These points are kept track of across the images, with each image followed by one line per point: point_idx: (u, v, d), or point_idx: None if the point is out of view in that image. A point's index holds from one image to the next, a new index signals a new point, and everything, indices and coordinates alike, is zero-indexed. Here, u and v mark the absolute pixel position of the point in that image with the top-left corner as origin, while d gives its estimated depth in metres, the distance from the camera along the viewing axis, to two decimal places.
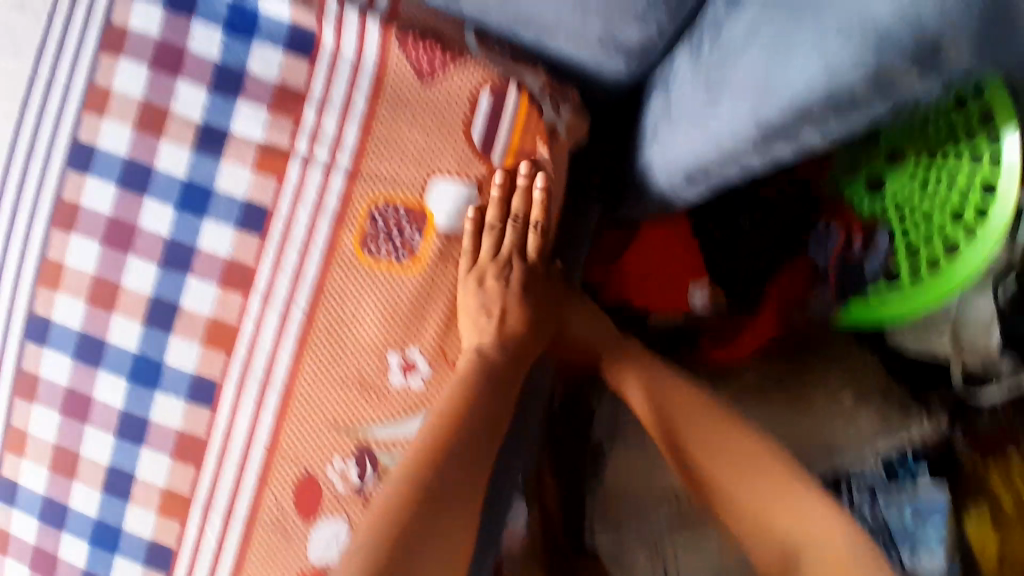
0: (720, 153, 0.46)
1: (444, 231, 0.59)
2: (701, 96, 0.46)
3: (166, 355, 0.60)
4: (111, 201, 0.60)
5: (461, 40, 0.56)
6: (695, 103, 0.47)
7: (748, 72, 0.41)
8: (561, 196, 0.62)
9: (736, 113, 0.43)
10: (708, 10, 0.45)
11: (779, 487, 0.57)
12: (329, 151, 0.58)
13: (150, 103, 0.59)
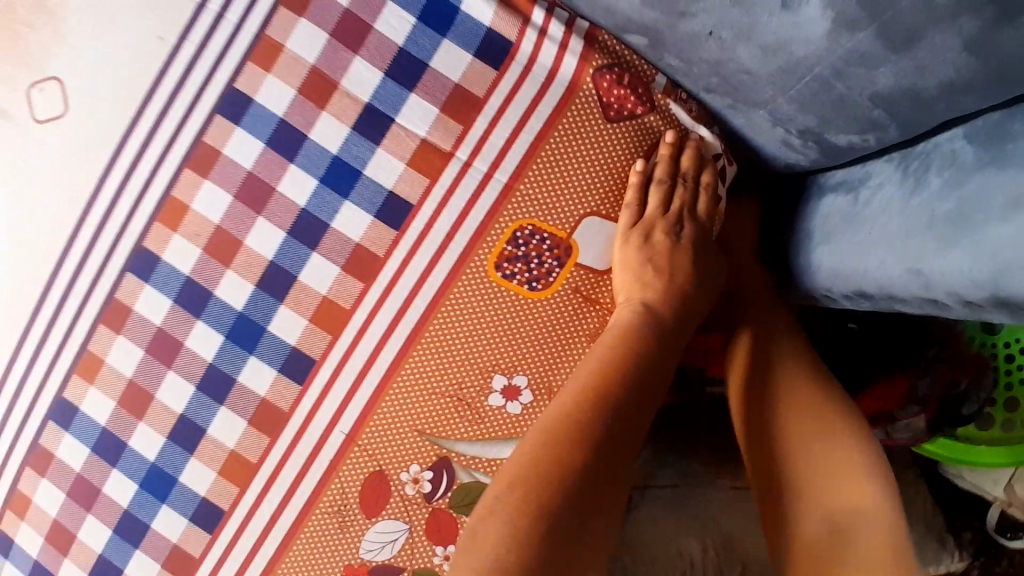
0: (921, 290, 0.44)
1: (584, 265, 0.60)
2: (913, 223, 0.44)
3: (271, 323, 0.58)
4: (256, 155, 0.57)
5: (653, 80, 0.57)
6: (901, 229, 0.45)
7: (997, 238, 0.38)
8: (702, 258, 0.62)
9: (960, 266, 0.40)
10: (940, 138, 0.44)
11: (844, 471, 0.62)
12: (489, 164, 0.58)
13: (320, 70, 0.57)
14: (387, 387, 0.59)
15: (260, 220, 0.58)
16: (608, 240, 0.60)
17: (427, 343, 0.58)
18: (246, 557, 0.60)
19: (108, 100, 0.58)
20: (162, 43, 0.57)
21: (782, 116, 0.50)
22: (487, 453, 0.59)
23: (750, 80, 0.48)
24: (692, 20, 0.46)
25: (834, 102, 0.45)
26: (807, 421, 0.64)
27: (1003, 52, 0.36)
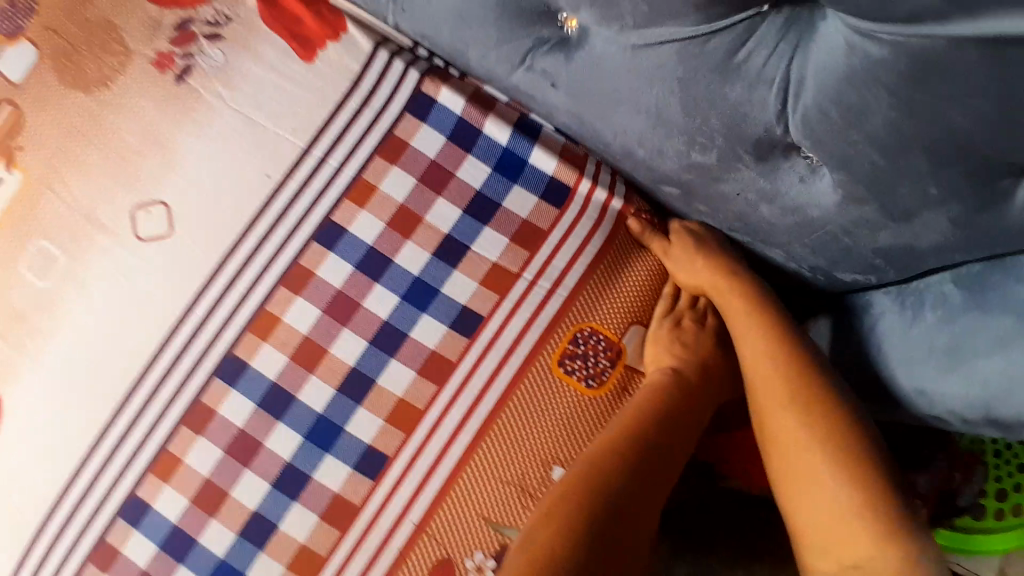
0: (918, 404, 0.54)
1: (631, 365, 0.68)
2: (914, 347, 0.54)
3: (349, 424, 0.64)
4: (345, 277, 0.66)
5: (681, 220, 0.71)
6: (901, 350, 0.55)
7: (988, 372, 0.48)
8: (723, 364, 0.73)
9: (955, 390, 0.50)
10: (929, 281, 0.54)
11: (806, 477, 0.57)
12: (550, 283, 0.67)
13: (407, 206, 0.68)
14: (452, 486, 0.64)
15: (345, 331, 0.66)
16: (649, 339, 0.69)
17: (493, 438, 0.65)
18: None
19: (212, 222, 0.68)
20: (270, 180, 0.67)
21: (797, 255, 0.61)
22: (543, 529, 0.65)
23: (768, 228, 0.59)
24: (723, 183, 0.57)
25: (844, 252, 0.56)
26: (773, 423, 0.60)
27: (984, 226, 0.46)
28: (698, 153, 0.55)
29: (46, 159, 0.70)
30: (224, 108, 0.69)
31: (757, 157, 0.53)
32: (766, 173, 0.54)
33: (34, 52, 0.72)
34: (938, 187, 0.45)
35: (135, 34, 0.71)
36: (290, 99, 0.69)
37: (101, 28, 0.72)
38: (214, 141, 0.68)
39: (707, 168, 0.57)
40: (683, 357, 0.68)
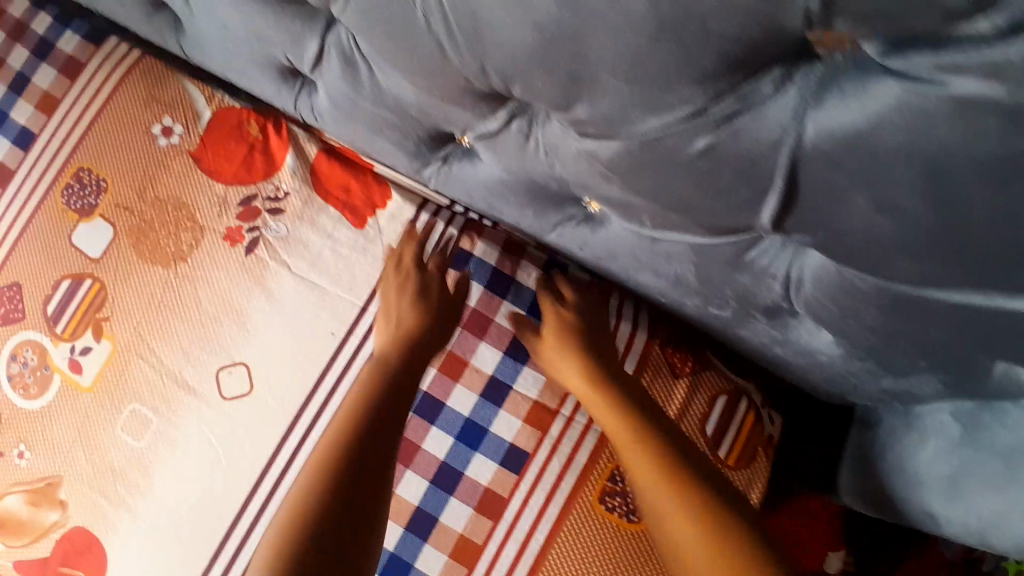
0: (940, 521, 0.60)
1: None
2: (935, 468, 0.60)
3: (417, 560, 0.72)
4: (405, 421, 0.76)
5: (705, 356, 0.77)
6: (922, 470, 0.62)
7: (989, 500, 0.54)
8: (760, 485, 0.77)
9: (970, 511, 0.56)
10: (933, 415, 0.61)
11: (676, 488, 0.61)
12: (587, 417, 0.75)
13: (453, 352, 0.77)
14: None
15: (407, 471, 0.75)
16: None
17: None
18: None
19: (287, 379, 0.78)
20: (333, 338, 0.78)
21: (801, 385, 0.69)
22: None
23: (783, 361, 0.68)
24: (739, 329, 0.66)
25: (850, 384, 0.64)
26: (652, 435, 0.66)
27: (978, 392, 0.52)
28: (716, 309, 0.64)
29: (133, 331, 0.79)
30: (288, 276, 0.79)
31: (768, 317, 0.61)
32: (776, 327, 0.62)
33: (109, 231, 0.80)
34: (926, 361, 0.51)
35: (206, 213, 0.80)
36: (348, 266, 0.80)
37: (173, 207, 0.80)
38: (285, 309, 0.79)
39: (724, 317, 0.65)
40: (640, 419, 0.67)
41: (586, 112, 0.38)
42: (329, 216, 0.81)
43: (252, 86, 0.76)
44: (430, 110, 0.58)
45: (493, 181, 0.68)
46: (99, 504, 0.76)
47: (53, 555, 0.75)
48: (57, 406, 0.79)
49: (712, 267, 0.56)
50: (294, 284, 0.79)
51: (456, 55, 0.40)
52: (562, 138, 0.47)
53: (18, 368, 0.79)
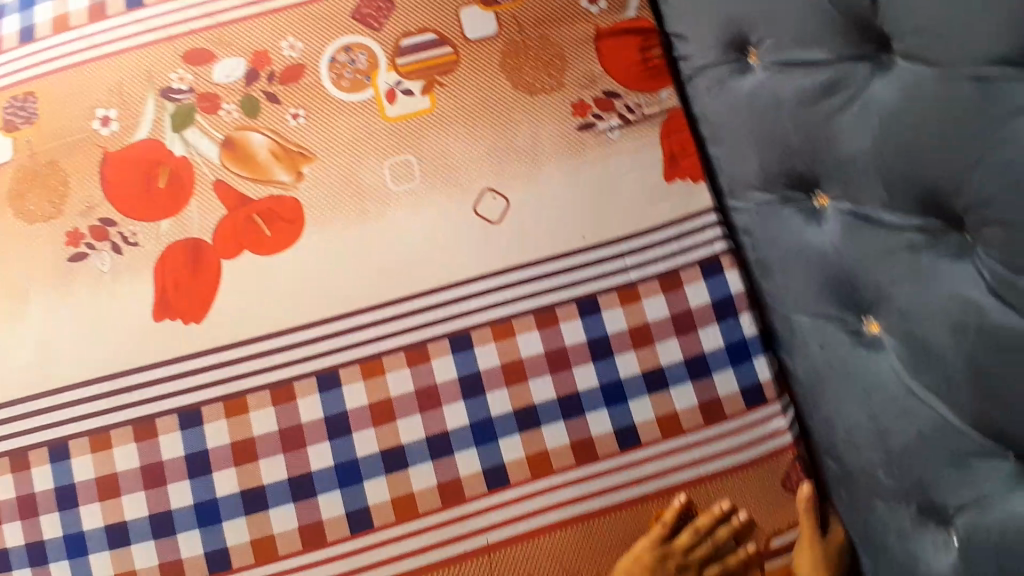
0: None
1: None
2: None
3: (503, 439, 0.81)
4: (576, 340, 0.83)
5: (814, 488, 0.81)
6: None
7: None
8: None
9: None
10: None
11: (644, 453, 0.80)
12: (702, 453, 0.82)
13: (650, 327, 0.83)
14: (518, 541, 0.80)
15: (547, 375, 0.82)
16: (731, 430, 0.82)
17: (561, 534, 0.80)
18: (366, 560, 0.80)
19: (534, 239, 0.84)
20: (582, 240, 0.85)
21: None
22: None
23: (880, 552, 0.74)
24: (877, 500, 0.73)
25: None
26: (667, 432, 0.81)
27: None
28: (885, 475, 0.71)
29: (454, 108, 0.87)
30: (558, 189, 0.86)
31: (919, 511, 0.68)
32: (914, 525, 0.69)
33: (494, 29, 0.89)
34: None
35: (573, 80, 0.88)
36: (617, 203, 0.86)
37: (550, 51, 0.88)
38: (541, 208, 0.85)
39: (881, 483, 0.72)
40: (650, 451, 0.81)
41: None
42: (626, 160, 0.87)
43: (688, 46, 0.84)
44: (845, 169, 0.65)
45: (806, 248, 0.74)
46: (333, 205, 0.84)
47: (256, 202, 0.85)
48: (354, 107, 0.88)
49: (930, 447, 0.65)
50: (556, 198, 0.85)
51: (993, 189, 0.52)
52: (951, 280, 0.58)
53: (343, 59, 0.89)
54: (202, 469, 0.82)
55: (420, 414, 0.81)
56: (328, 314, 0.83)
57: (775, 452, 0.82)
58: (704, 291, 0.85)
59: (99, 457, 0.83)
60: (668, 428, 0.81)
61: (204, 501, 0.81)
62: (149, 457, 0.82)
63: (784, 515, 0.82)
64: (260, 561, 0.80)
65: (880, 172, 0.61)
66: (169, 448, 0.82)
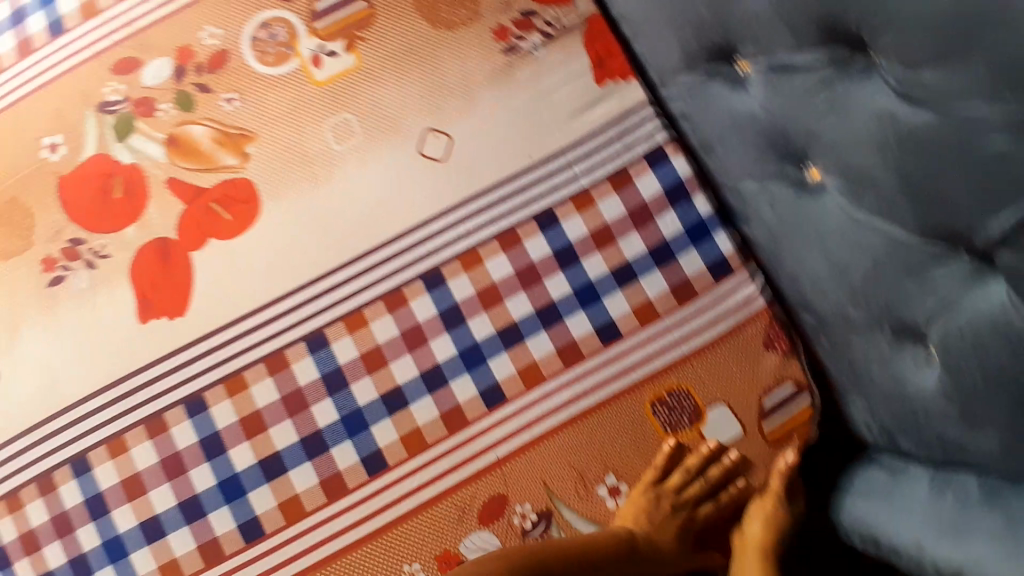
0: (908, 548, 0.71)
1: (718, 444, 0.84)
2: (937, 530, 0.69)
3: (493, 360, 0.83)
4: (541, 253, 0.85)
5: (792, 344, 0.85)
6: (932, 523, 0.70)
7: (980, 551, 0.63)
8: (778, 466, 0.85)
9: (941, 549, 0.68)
10: (949, 420, 0.69)
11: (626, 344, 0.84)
12: (681, 334, 0.84)
13: (609, 227, 0.86)
14: (522, 451, 0.82)
15: (520, 292, 0.85)
16: (705, 306, 0.85)
17: (563, 437, 0.83)
18: (387, 503, 0.81)
19: (481, 168, 0.86)
20: (528, 159, 0.86)
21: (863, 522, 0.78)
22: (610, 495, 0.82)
23: (870, 381, 0.78)
24: (853, 335, 0.77)
25: (911, 422, 0.75)
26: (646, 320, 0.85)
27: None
28: (854, 310, 0.74)
29: (379, 59, 0.89)
30: (494, 115, 0.87)
31: (894, 334, 0.72)
32: (893, 348, 0.73)
33: None
34: (992, 427, 0.64)
35: (488, 7, 0.89)
36: (554, 116, 0.87)
37: None
38: (481, 137, 0.87)
39: (853, 318, 0.75)
40: (632, 342, 0.84)
41: (932, 77, 0.52)
42: (555, 73, 0.88)
43: None
44: (751, 22, 0.67)
45: (737, 116, 0.77)
46: (283, 176, 0.86)
47: (211, 191, 0.87)
48: (284, 79, 0.89)
49: (885, 269, 0.68)
50: (494, 124, 0.87)
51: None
52: (869, 99, 0.60)
53: (264, 37, 0.91)
54: (218, 450, 0.82)
55: (409, 353, 0.83)
56: (298, 282, 0.84)
57: (752, 319, 0.85)
58: (654, 182, 0.87)
59: (120, 460, 0.84)
60: (647, 316, 0.85)
61: (225, 478, 0.82)
62: (166, 450, 0.83)
63: (768, 375, 0.85)
64: (291, 522, 0.81)
65: (780, 15, 0.63)
66: (182, 437, 0.83)
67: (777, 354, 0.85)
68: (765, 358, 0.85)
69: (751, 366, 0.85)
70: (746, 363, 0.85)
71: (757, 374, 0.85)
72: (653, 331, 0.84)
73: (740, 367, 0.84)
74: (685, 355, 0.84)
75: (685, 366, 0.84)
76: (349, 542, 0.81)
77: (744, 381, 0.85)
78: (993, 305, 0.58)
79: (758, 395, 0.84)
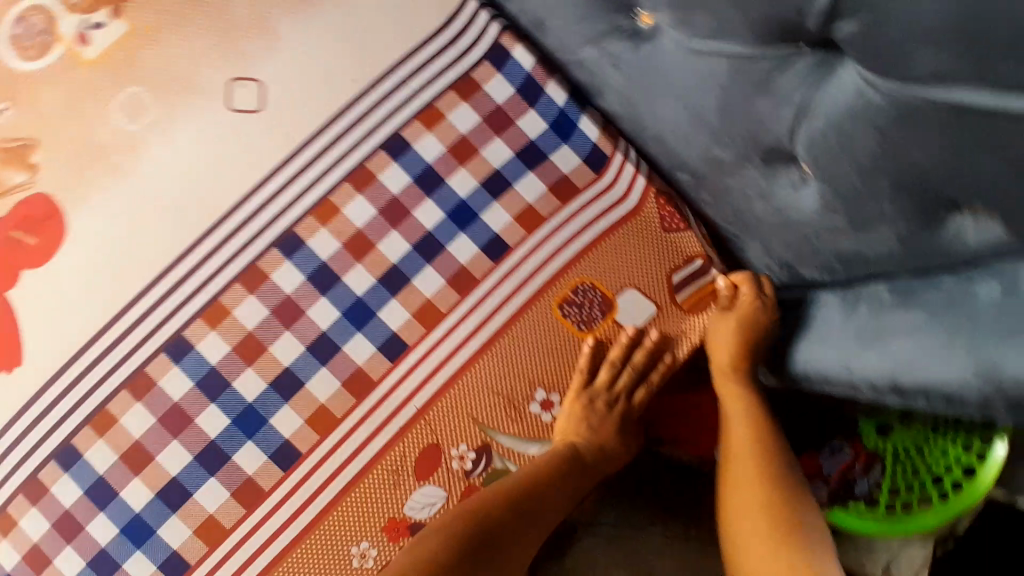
0: (839, 374, 0.70)
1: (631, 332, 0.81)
2: (856, 345, 0.68)
3: (383, 310, 0.77)
4: (402, 185, 0.78)
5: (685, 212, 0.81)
6: (849, 342, 0.69)
7: (901, 351, 0.63)
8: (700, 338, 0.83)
9: (869, 363, 0.66)
10: (839, 233, 0.67)
11: (517, 256, 0.78)
12: (571, 229, 0.79)
13: (465, 137, 0.79)
14: (441, 394, 0.77)
15: (391, 232, 0.77)
16: (587, 193, 0.80)
17: (480, 368, 0.78)
18: (313, 493, 0.74)
19: (308, 111, 0.77)
20: (355, 87, 0.78)
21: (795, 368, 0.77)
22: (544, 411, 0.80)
23: (756, 221, 0.75)
24: (728, 177, 0.73)
25: (808, 249, 0.72)
26: (530, 225, 0.79)
27: (914, 188, 0.57)
28: (720, 149, 0.70)
29: (156, 19, 0.78)
30: (304, 49, 0.78)
31: (764, 161, 0.68)
32: (767, 177, 0.69)
33: None
34: (890, 214, 0.60)
35: None
36: (368, 33, 0.78)
37: None
38: (297, 78, 0.78)
39: (722, 160, 0.71)
40: (522, 251, 0.79)
41: None
42: None
43: None
44: None
45: None
46: (83, 177, 0.76)
47: (9, 218, 0.76)
48: (55, 73, 0.77)
49: (733, 95, 0.63)
50: (306, 59, 0.78)
51: None
52: None
53: (19, 32, 0.78)
54: (108, 496, 0.72)
55: (289, 329, 0.75)
56: (138, 289, 0.74)
57: (637, 196, 0.80)
58: (500, 79, 0.80)
59: (8, 537, 0.74)
60: (531, 221, 0.79)
61: (127, 521, 0.72)
62: (53, 511, 0.73)
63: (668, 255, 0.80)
64: (213, 545, 0.72)
65: None
66: (65, 493, 0.73)
67: (672, 224, 0.80)
68: (660, 234, 0.80)
69: (650, 250, 0.80)
70: (642, 246, 0.80)
71: (656, 255, 0.80)
72: (540, 234, 0.79)
73: (638, 251, 0.80)
74: (580, 250, 0.79)
75: (582, 261, 0.79)
76: (285, 544, 0.73)
77: (645, 266, 0.80)
78: (854, 87, 0.55)
79: (664, 278, 0.80)
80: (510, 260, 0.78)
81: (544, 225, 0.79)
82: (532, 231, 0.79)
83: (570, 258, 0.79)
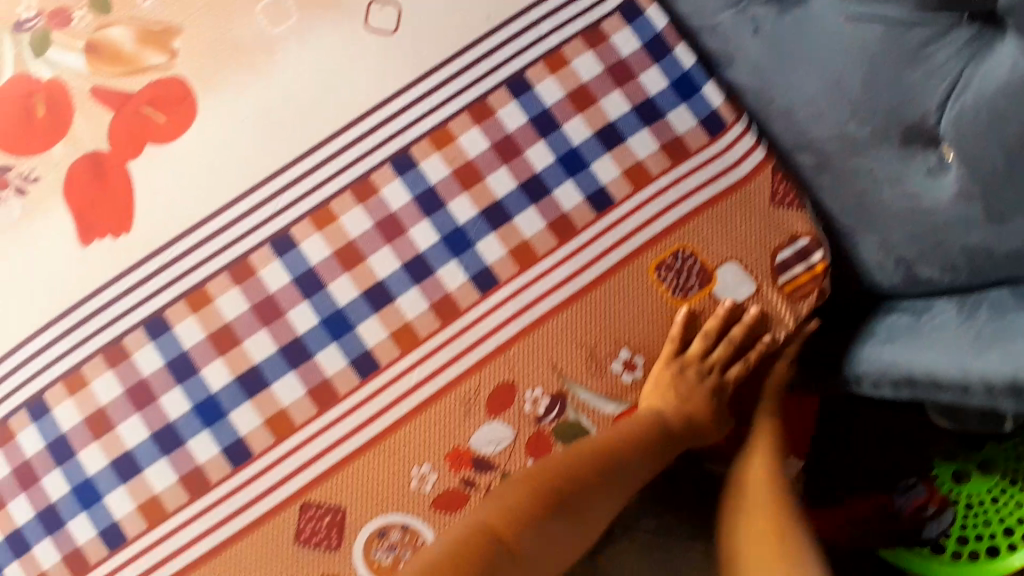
0: (946, 377, 0.65)
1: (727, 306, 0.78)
2: (973, 345, 0.63)
3: (480, 242, 0.76)
4: (519, 123, 0.78)
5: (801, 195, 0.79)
6: (965, 343, 0.65)
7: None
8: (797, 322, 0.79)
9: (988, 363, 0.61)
10: (977, 225, 0.64)
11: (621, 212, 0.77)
12: (680, 194, 0.78)
13: (588, 87, 0.79)
14: (525, 335, 0.76)
15: (501, 167, 0.77)
16: (702, 161, 0.78)
17: (568, 314, 0.76)
18: (383, 407, 0.75)
19: (438, 37, 0.78)
20: (488, 22, 0.78)
21: (887, 366, 0.72)
22: (626, 372, 0.77)
23: (879, 210, 0.73)
24: (859, 158, 0.71)
25: (933, 244, 0.69)
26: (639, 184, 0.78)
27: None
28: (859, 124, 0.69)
29: None
30: None
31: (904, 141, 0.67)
32: (903, 158, 0.68)
33: None
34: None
35: None
36: None
37: None
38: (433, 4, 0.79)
39: (858, 138, 0.70)
40: (627, 208, 0.77)
41: None
42: None
43: None
44: None
45: None
46: (216, 66, 0.78)
47: (141, 94, 0.79)
48: None
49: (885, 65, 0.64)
50: None
51: None
52: None
53: None
54: (187, 371, 0.75)
55: (387, 244, 0.76)
56: (250, 181, 0.76)
57: (750, 173, 0.79)
58: (630, 37, 0.80)
59: (80, 397, 0.77)
60: (640, 180, 0.78)
61: (199, 400, 0.75)
62: (130, 378, 0.76)
63: (774, 229, 0.78)
64: (280, 438, 0.74)
65: None
66: (146, 362, 0.76)
67: (784, 203, 0.78)
68: (770, 210, 0.78)
69: (758, 221, 0.78)
70: (750, 217, 0.78)
71: (761, 229, 0.78)
72: (647, 195, 0.78)
73: (745, 221, 0.78)
74: (686, 215, 0.78)
75: (687, 225, 0.78)
76: (349, 452, 0.74)
77: (750, 236, 0.78)
78: (1012, 60, 0.57)
79: (768, 251, 0.78)
80: (613, 214, 0.77)
81: (654, 186, 0.78)
82: (641, 190, 0.78)
83: (674, 221, 0.78)
